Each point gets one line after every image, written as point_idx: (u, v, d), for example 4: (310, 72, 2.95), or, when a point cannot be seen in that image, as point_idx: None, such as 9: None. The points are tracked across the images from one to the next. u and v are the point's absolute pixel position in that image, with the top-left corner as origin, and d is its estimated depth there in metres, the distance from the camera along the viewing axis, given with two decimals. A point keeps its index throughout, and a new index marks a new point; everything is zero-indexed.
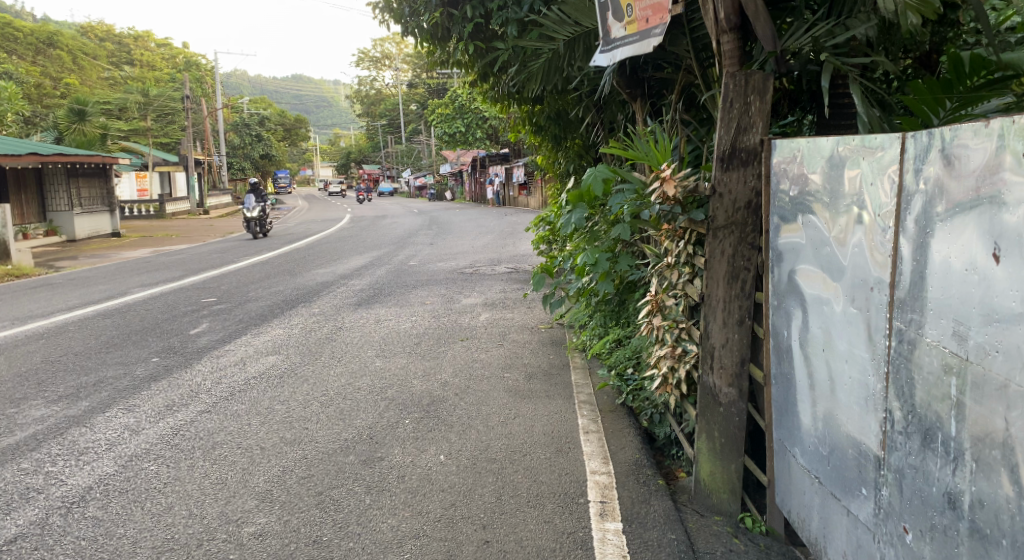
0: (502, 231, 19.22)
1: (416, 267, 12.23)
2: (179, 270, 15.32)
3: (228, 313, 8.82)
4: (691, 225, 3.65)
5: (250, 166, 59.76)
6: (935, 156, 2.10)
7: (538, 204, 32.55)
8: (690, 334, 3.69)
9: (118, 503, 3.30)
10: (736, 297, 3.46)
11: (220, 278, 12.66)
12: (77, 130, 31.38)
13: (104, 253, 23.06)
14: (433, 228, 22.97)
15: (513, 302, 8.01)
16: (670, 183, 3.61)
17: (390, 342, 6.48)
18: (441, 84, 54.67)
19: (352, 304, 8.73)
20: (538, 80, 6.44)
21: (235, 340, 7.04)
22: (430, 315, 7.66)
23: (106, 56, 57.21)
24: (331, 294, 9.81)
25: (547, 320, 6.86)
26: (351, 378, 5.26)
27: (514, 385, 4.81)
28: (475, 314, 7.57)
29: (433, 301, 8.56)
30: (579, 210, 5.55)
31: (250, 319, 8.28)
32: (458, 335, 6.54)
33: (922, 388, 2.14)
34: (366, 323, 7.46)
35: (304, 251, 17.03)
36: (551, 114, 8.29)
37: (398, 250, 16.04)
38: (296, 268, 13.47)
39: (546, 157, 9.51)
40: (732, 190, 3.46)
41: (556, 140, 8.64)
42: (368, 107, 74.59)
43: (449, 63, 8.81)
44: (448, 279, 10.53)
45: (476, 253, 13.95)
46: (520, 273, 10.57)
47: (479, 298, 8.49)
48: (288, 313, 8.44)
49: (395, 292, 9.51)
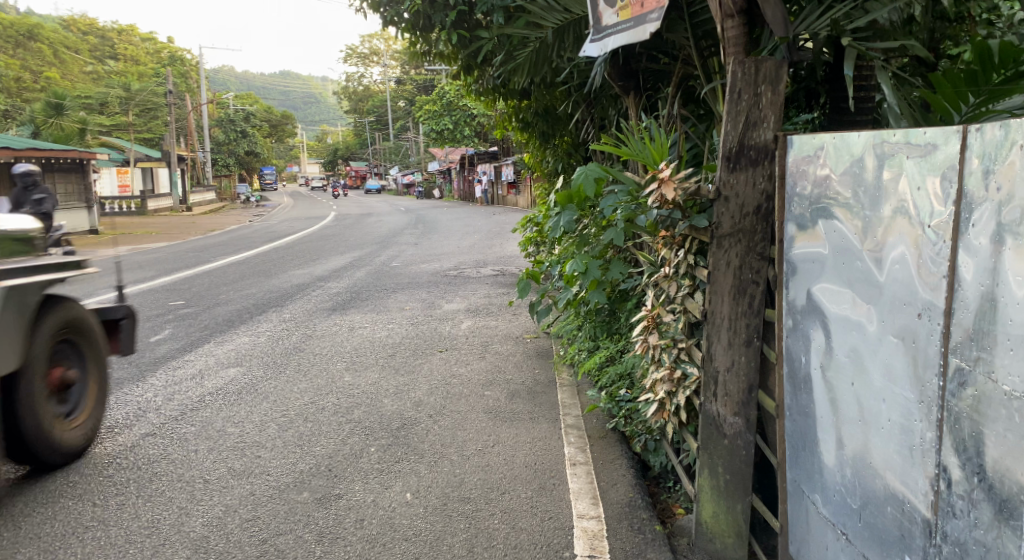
0: (490, 231, 18.76)
1: (397, 269, 11.76)
2: (152, 269, 14.77)
3: (194, 318, 8.32)
4: (692, 232, 3.21)
5: (235, 162, 58.94)
6: (1015, 158, 1.73)
7: (525, 204, 32.13)
8: (690, 356, 3.25)
9: (27, 554, 2.84)
10: (743, 315, 3.03)
11: (191, 279, 12.13)
12: (53, 124, 30.64)
13: (78, 251, 22.41)
14: (419, 227, 22.48)
15: (497, 309, 7.56)
16: (668, 184, 3.18)
17: (362, 353, 6.02)
18: (428, 82, 54.14)
19: (326, 310, 8.25)
20: (525, 72, 6.01)
21: (196, 349, 6.56)
22: (407, 322, 7.21)
23: (88, 49, 56.31)
24: (306, 298, 9.33)
25: (532, 329, 6.42)
26: (315, 397, 4.79)
27: (494, 405, 4.37)
28: (456, 321, 7.12)
29: (413, 306, 8.10)
30: (568, 212, 5.12)
31: (216, 325, 7.79)
32: (436, 346, 6.09)
33: (994, 446, 1.76)
34: (339, 331, 7.00)
35: (284, 251, 16.50)
36: (539, 110, 7.88)
37: (382, 250, 15.54)
38: (273, 268, 12.95)
39: (534, 155, 9.08)
40: (739, 193, 3.03)
41: (544, 137, 8.22)
42: (355, 103, 73.91)
43: (433, 55, 8.37)
44: (430, 282, 10.06)
45: (461, 254, 13.48)
46: (506, 276, 10.12)
47: (461, 304, 8.04)
48: (257, 319, 7.95)
49: (373, 296, 9.04)
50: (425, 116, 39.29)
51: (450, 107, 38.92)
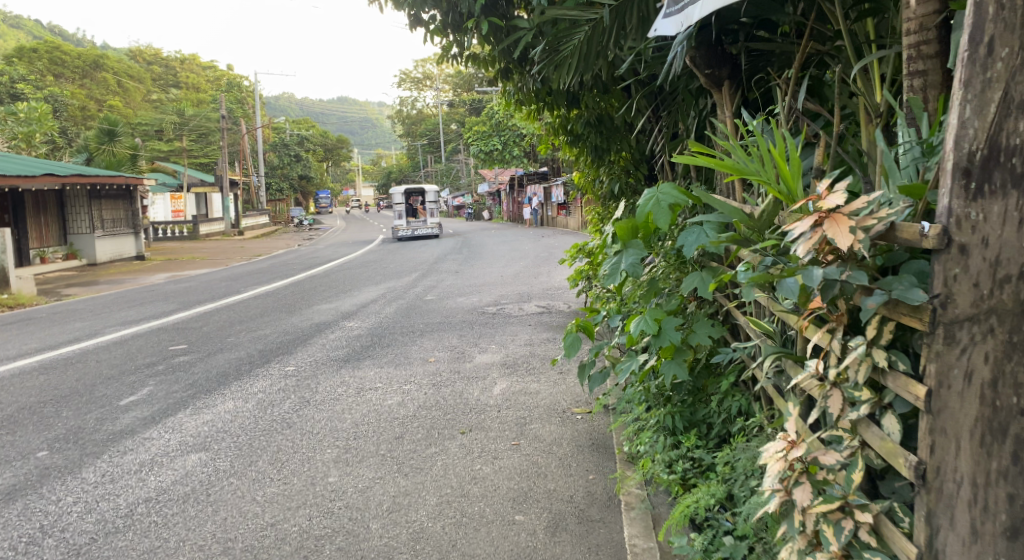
0: (540, 257, 17.33)
1: (432, 304, 10.48)
2: (176, 302, 13.77)
3: (186, 371, 7.06)
4: (890, 312, 1.80)
5: (288, 186, 58.99)
6: None
7: (577, 225, 30.67)
8: (882, 536, 1.81)
9: None
10: (998, 476, 1.63)
11: (205, 316, 10.93)
12: (105, 152, 30.33)
13: (117, 280, 21.70)
14: (463, 252, 21.13)
15: (541, 366, 6.13)
16: (843, 225, 1.74)
17: (364, 431, 4.70)
18: (479, 100, 53.18)
19: (339, 361, 6.94)
20: (574, 66, 4.77)
21: (165, 421, 5.25)
22: (428, 384, 5.82)
23: (148, 77, 57.06)
24: (322, 343, 8.04)
25: (584, 399, 4.96)
26: (282, 514, 3.48)
27: (525, 547, 2.99)
28: (487, 383, 5.71)
29: (439, 357, 6.73)
30: (635, 250, 3.77)
31: (207, 381, 6.56)
32: (457, 423, 4.68)
33: None
34: (345, 397, 5.64)
35: (317, 280, 15.37)
36: (591, 118, 6.50)
37: (421, 279, 14.27)
38: (299, 303, 11.79)
39: (585, 173, 7.71)
40: (988, 245, 1.63)
41: (596, 153, 6.84)
42: (407, 125, 73.44)
43: (466, 58, 7.08)
44: (463, 322, 8.70)
45: (505, 285, 12.12)
46: (552, 316, 8.71)
47: (498, 355, 6.68)
48: (256, 375, 6.66)
49: (397, 342, 7.74)
50: (473, 136, 38.11)
51: (499, 127, 37.80)
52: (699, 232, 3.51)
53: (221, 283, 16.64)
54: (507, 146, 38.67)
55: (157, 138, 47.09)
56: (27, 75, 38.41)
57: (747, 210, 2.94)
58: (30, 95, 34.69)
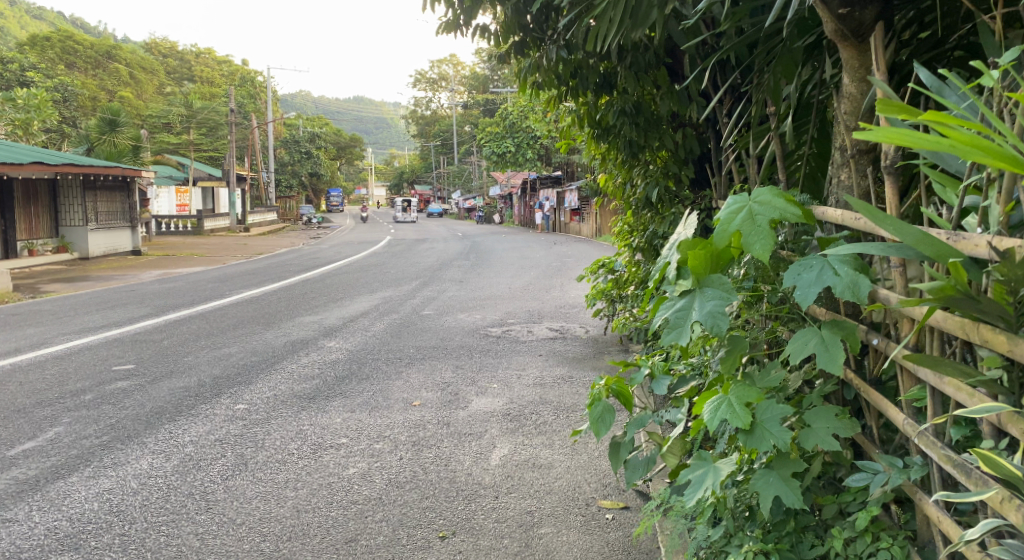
0: (553, 266, 16.01)
1: (430, 321, 9.17)
2: (151, 306, 12.42)
3: (116, 403, 5.71)
4: None
5: (297, 183, 57.82)
6: None
7: (591, 232, 29.30)
8: None
9: None
10: None
11: (172, 326, 9.59)
12: (105, 141, 28.81)
13: (107, 276, 20.43)
14: (471, 257, 19.80)
15: (554, 422, 4.78)
16: None
17: (307, 525, 3.36)
18: (494, 100, 51.71)
19: (303, 399, 5.60)
20: (614, 26, 3.46)
21: (47, 488, 3.91)
22: (407, 443, 4.47)
23: (162, 68, 55.84)
24: (291, 370, 6.68)
25: (614, 485, 3.66)
26: None
27: None
28: (483, 446, 4.36)
29: (426, 400, 5.37)
30: (717, 290, 2.43)
31: (135, 420, 5.22)
32: (436, 519, 3.35)
33: None
34: (295, 459, 4.27)
35: (309, 286, 14.04)
36: (626, 105, 5.19)
37: (422, 287, 12.96)
38: (282, 313, 10.45)
39: (613, 175, 6.40)
40: None
41: (629, 150, 5.48)
42: (421, 125, 72.13)
43: (473, 29, 5.75)
44: (463, 347, 7.41)
45: (515, 299, 10.79)
46: (569, 344, 7.39)
47: (500, 398, 5.37)
48: (196, 415, 5.31)
49: (381, 372, 6.43)
50: (486, 136, 36.60)
51: (513, 127, 36.55)
52: (820, 267, 2.31)
53: (208, 286, 15.31)
54: (522, 146, 37.39)
55: (165, 130, 45.85)
56: (36, 62, 37.39)
57: (942, 239, 1.74)
58: (37, 81, 33.48)
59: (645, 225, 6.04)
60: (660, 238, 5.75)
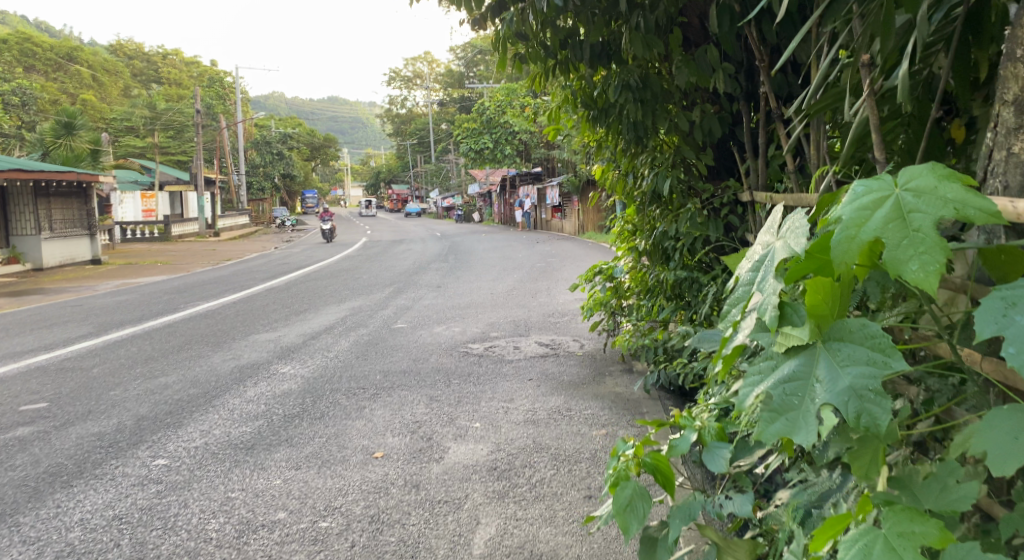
0: (536, 269, 14.93)
1: (402, 337, 8.08)
2: (94, 324, 11.17)
3: (4, 461, 4.55)
4: None
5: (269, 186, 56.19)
6: None
7: (573, 230, 28.22)
8: None
9: None
10: None
11: (108, 349, 8.41)
12: (61, 145, 27.09)
13: (59, 288, 19.01)
14: (450, 259, 18.67)
15: (553, 479, 3.74)
16: None
17: None
18: (470, 97, 50.43)
19: (240, 450, 4.50)
20: None
21: None
22: (363, 519, 3.40)
23: (127, 71, 53.91)
24: (233, 407, 5.57)
25: None
26: None
27: None
28: (462, 523, 3.30)
29: (391, 450, 4.31)
30: (855, 347, 1.53)
31: (19, 487, 4.08)
32: None
33: None
34: (211, 550, 3.19)
35: (273, 296, 12.86)
36: (631, 77, 4.17)
37: (395, 296, 11.83)
38: (236, 330, 9.29)
39: (612, 165, 5.38)
40: None
41: (634, 133, 4.45)
42: (397, 124, 70.74)
43: None
44: (438, 370, 6.34)
45: (497, 308, 9.71)
46: (562, 364, 6.35)
47: (486, 444, 4.31)
48: (100, 477, 4.20)
49: (340, 407, 5.34)
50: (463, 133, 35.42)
51: (490, 124, 35.35)
52: None
53: (163, 300, 14.04)
54: (499, 143, 36.20)
55: (129, 133, 44.06)
56: None
57: None
58: None
59: (651, 223, 5.02)
60: (671, 240, 4.73)
